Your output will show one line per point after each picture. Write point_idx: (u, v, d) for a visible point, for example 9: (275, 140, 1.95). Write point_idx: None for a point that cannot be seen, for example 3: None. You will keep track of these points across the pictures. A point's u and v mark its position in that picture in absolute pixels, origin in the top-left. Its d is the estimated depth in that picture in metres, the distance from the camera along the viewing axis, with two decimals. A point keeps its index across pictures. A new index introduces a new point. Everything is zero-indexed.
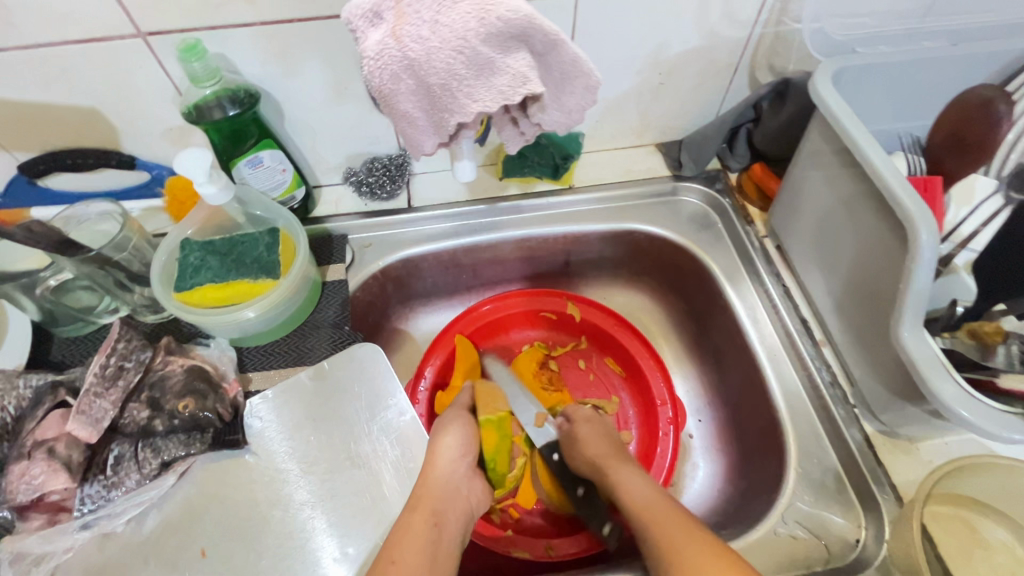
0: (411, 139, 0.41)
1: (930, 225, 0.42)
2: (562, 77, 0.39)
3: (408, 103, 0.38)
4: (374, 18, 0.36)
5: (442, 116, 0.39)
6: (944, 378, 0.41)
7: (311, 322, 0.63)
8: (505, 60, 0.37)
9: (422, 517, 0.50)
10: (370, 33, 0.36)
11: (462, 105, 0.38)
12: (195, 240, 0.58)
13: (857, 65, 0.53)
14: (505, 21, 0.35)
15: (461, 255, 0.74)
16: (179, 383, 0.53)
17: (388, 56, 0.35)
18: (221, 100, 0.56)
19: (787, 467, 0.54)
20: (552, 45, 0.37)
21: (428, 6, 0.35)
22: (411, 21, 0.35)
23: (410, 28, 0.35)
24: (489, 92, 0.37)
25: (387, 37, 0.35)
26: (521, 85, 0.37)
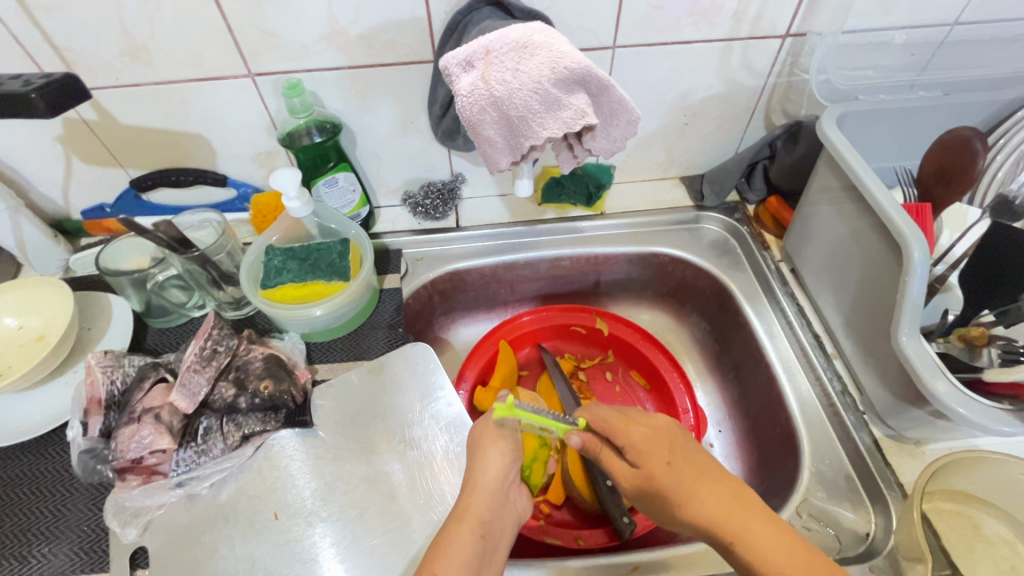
0: (489, 158, 0.50)
1: (921, 243, 0.48)
2: (610, 114, 0.48)
3: (490, 131, 0.48)
4: (466, 65, 0.45)
5: (517, 140, 0.48)
6: (938, 377, 0.47)
7: (370, 322, 0.71)
8: (568, 99, 0.45)
9: (469, 528, 0.45)
10: (462, 77, 0.45)
11: (534, 132, 0.47)
12: (278, 246, 0.67)
13: (858, 110, 0.61)
14: (571, 70, 0.43)
15: (501, 271, 0.81)
16: (260, 367, 0.61)
17: (478, 94, 0.45)
18: (310, 129, 0.66)
19: (802, 468, 0.59)
20: (604, 88, 0.46)
21: (510, 57, 0.44)
22: (497, 68, 0.44)
23: (497, 74, 0.44)
24: (556, 123, 0.46)
25: (478, 81, 0.44)
26: (580, 118, 0.46)
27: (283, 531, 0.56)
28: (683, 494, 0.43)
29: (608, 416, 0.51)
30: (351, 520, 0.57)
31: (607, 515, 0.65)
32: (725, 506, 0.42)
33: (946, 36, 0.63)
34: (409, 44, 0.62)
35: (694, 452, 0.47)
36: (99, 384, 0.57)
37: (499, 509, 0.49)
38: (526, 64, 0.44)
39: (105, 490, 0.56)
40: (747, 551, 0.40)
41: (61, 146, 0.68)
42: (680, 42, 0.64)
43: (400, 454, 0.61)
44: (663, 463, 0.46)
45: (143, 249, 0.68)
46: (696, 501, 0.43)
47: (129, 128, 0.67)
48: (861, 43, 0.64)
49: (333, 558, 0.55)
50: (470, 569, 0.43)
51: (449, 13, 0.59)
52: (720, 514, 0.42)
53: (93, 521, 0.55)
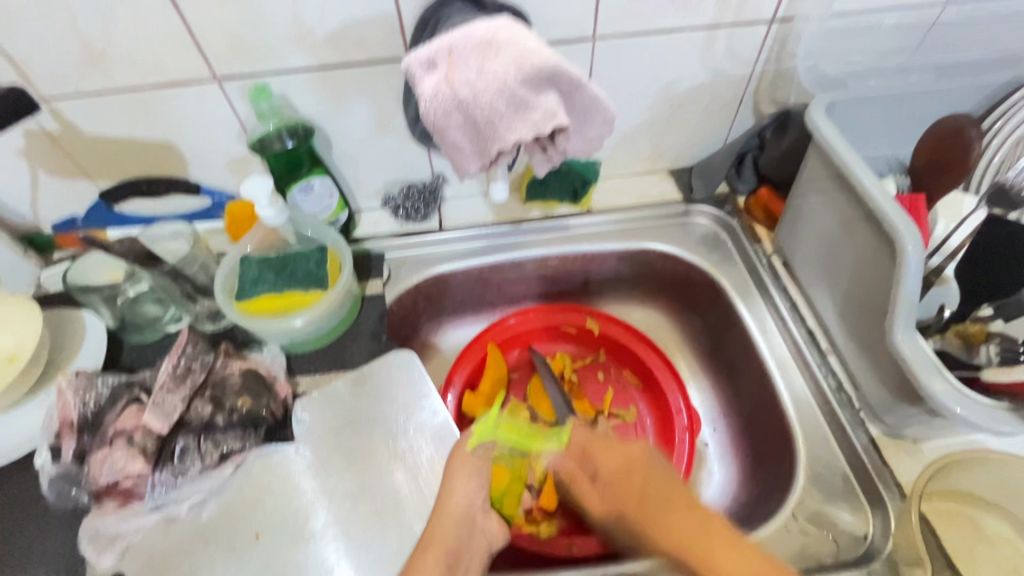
0: (457, 162, 0.46)
1: (915, 237, 0.46)
2: (584, 112, 0.45)
3: (457, 137, 0.45)
4: (430, 65, 0.43)
5: (485, 145, 0.45)
6: (934, 375, 0.46)
7: (353, 331, 0.69)
8: (537, 99, 0.43)
9: (435, 558, 0.46)
10: (426, 79, 0.43)
11: (502, 137, 0.44)
12: (253, 257, 0.65)
13: (847, 98, 0.58)
14: (538, 68, 0.42)
15: (488, 272, 0.80)
16: (238, 383, 0.59)
17: (443, 98, 0.42)
18: (283, 134, 0.64)
19: (797, 469, 0.58)
20: (576, 85, 0.44)
21: (475, 57, 0.42)
22: (462, 69, 0.42)
23: (461, 74, 0.42)
24: (525, 124, 0.43)
25: (443, 83, 0.42)
26: (552, 119, 0.43)
27: (265, 553, 0.54)
28: (658, 529, 0.45)
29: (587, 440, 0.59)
30: (334, 539, 0.55)
31: (599, 521, 0.64)
32: (691, 534, 0.43)
33: (938, 16, 0.61)
34: (380, 42, 0.59)
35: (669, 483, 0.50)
36: (70, 406, 0.55)
37: (468, 537, 0.50)
38: (487, 66, 0.42)
39: (80, 515, 0.55)
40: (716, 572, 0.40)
41: (25, 160, 0.66)
42: (662, 31, 0.61)
43: (384, 467, 0.60)
44: (624, 502, 0.52)
45: (114, 262, 0.64)
46: (659, 524, 0.46)
47: (95, 139, 0.65)
48: (851, 26, 0.61)
49: None
50: None
51: (420, 7, 0.57)
52: (690, 537, 0.43)
53: (69, 548, 0.54)
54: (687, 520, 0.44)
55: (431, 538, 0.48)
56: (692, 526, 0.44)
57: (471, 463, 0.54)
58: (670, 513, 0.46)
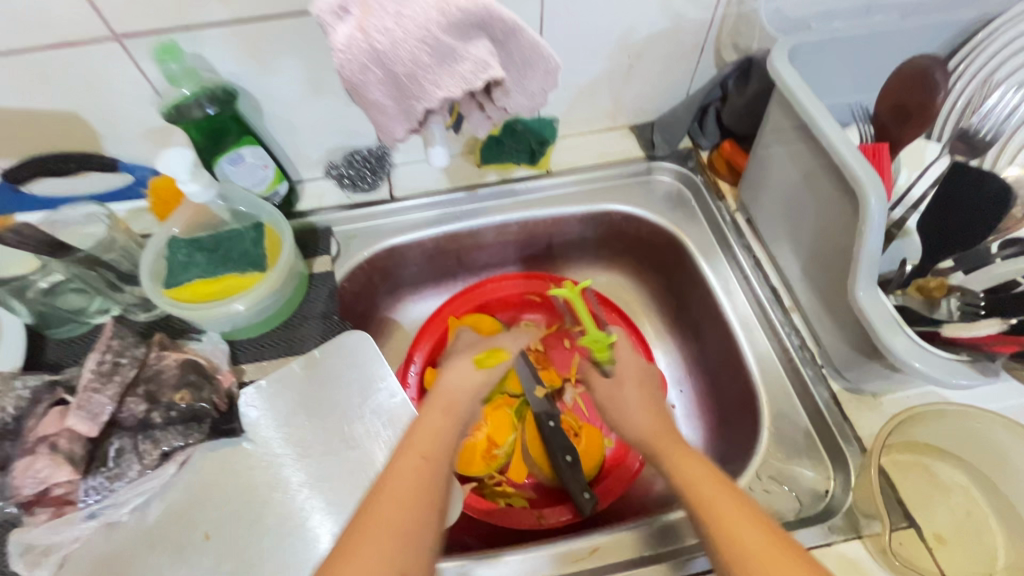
0: (384, 125, 0.42)
1: (877, 189, 0.44)
2: (523, 63, 0.41)
3: (378, 94, 0.40)
4: (342, 12, 0.38)
5: (409, 103, 0.40)
6: (897, 333, 0.45)
7: (300, 314, 0.65)
8: (466, 48, 0.39)
9: (413, 462, 0.43)
10: (338, 27, 0.38)
11: (428, 92, 0.39)
12: (181, 238, 0.59)
13: (813, 41, 0.55)
14: (465, 10, 0.37)
15: (445, 242, 0.76)
16: (174, 376, 0.55)
17: (357, 47, 0.37)
18: (201, 100, 0.57)
19: (761, 427, 0.58)
20: (511, 32, 0.40)
21: (391, 0, 0.37)
22: (377, 14, 0.37)
23: (375, 22, 0.37)
24: (453, 79, 0.39)
25: (355, 31, 0.37)
26: (483, 71, 0.39)
27: (217, 551, 0.51)
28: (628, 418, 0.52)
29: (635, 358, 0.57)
30: (292, 532, 0.53)
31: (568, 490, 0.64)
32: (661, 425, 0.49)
33: None
34: None
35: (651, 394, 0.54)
36: None
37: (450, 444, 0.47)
38: (403, 10, 0.37)
39: (10, 527, 0.51)
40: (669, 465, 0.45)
41: None
42: None
43: (342, 454, 0.57)
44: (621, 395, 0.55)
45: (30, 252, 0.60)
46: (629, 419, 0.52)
47: None
48: None
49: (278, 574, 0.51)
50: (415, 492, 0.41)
51: None
52: (649, 431, 0.49)
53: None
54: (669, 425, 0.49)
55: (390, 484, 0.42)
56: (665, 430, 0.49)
57: (453, 382, 0.53)
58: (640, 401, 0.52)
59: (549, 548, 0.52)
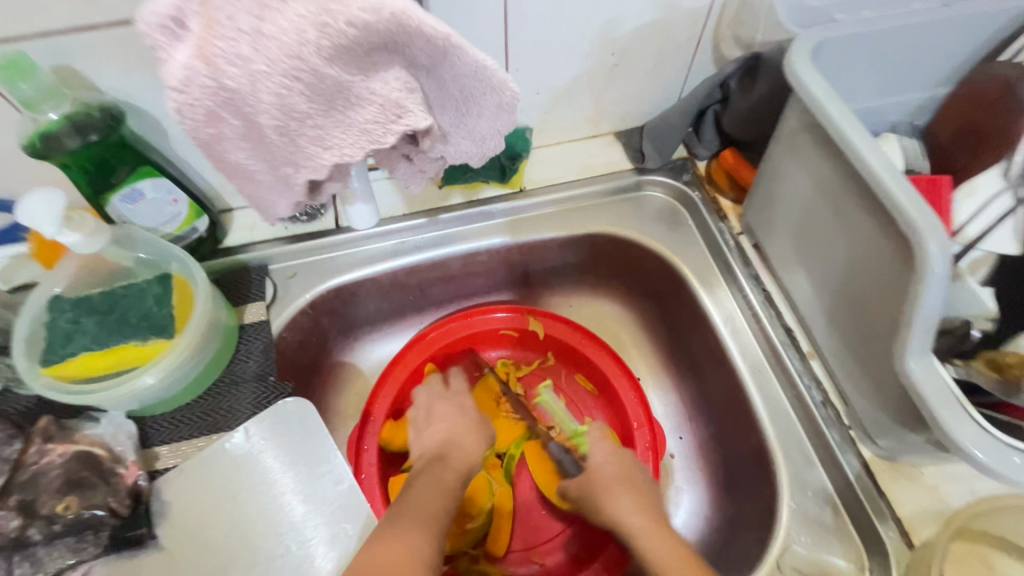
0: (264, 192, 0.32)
1: (937, 233, 0.35)
2: (463, 97, 0.31)
3: (239, 154, 0.30)
4: (177, 28, 0.26)
5: (286, 169, 0.31)
6: (957, 415, 0.35)
7: (230, 376, 0.54)
8: (371, 84, 0.28)
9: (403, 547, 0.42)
10: (174, 52, 0.26)
11: (312, 154, 0.30)
12: (66, 298, 0.48)
13: (839, 35, 0.44)
14: (360, 28, 0.26)
15: (404, 276, 0.65)
16: (57, 480, 0.44)
17: (199, 85, 0.26)
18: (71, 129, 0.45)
19: (779, 501, 0.49)
20: (441, 54, 0.28)
21: (246, 8, 0.25)
22: (223, 32, 0.25)
23: (222, 43, 0.25)
24: (348, 131, 0.30)
25: (193, 60, 0.26)
26: (394, 118, 0.30)
27: None
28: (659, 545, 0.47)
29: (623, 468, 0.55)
30: None
31: None
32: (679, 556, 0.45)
33: None
34: None
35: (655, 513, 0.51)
36: None
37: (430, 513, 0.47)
38: (266, 27, 0.25)
39: None
40: None
41: None
42: None
43: (276, 561, 0.47)
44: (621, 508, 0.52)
45: None
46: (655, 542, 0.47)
47: None
48: None
49: None
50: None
51: None
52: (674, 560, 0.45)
53: None
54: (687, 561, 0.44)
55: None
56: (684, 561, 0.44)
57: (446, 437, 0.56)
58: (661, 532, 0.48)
59: None
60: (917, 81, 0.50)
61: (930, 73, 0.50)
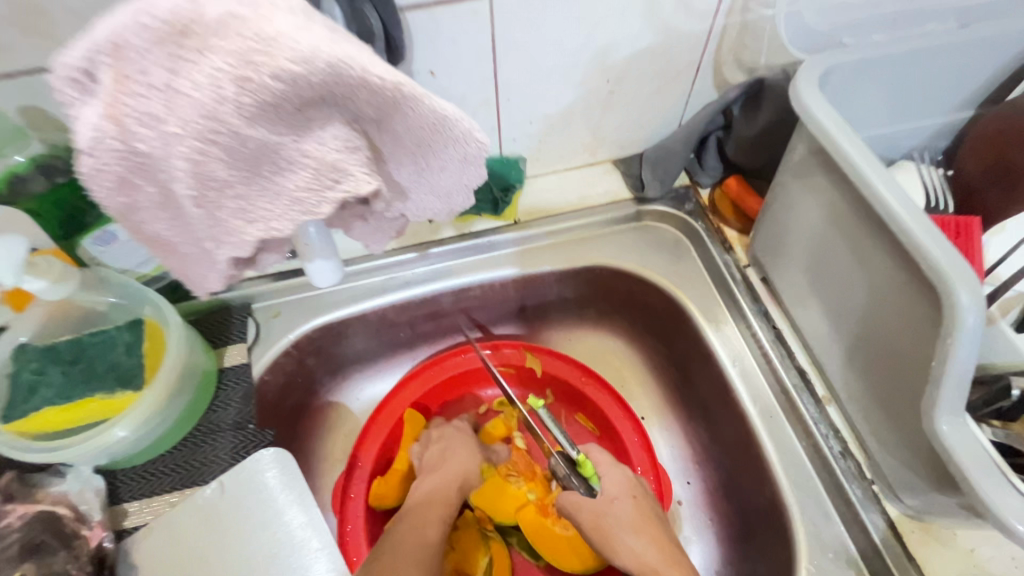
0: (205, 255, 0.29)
1: (969, 280, 0.31)
2: (419, 148, 0.28)
3: (159, 226, 0.28)
4: (88, 81, 0.23)
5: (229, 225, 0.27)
6: (1000, 485, 0.31)
7: (206, 425, 0.51)
8: (311, 136, 0.26)
9: None
10: (83, 109, 0.23)
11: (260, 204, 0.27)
12: (31, 347, 0.45)
13: (849, 61, 0.41)
14: (296, 83, 0.24)
15: (395, 313, 0.62)
16: (14, 544, 0.41)
17: (109, 148, 0.23)
18: (40, 167, 0.43)
19: (796, 563, 0.45)
20: (391, 107, 0.26)
21: (158, 63, 0.23)
22: (136, 87, 0.23)
23: (134, 101, 0.23)
24: (276, 197, 0.27)
25: (102, 119, 0.23)
26: (339, 178, 0.28)
27: None
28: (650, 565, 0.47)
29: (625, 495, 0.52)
30: None
31: None
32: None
33: None
34: None
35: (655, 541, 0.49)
36: None
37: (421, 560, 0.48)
38: (179, 82, 0.23)
39: None
40: None
41: None
42: None
43: None
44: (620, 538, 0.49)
45: None
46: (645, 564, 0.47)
47: None
48: None
49: None
50: None
51: None
52: None
53: None
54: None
55: None
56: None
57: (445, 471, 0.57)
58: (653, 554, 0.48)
59: None
60: (933, 108, 0.47)
61: (946, 100, 0.47)
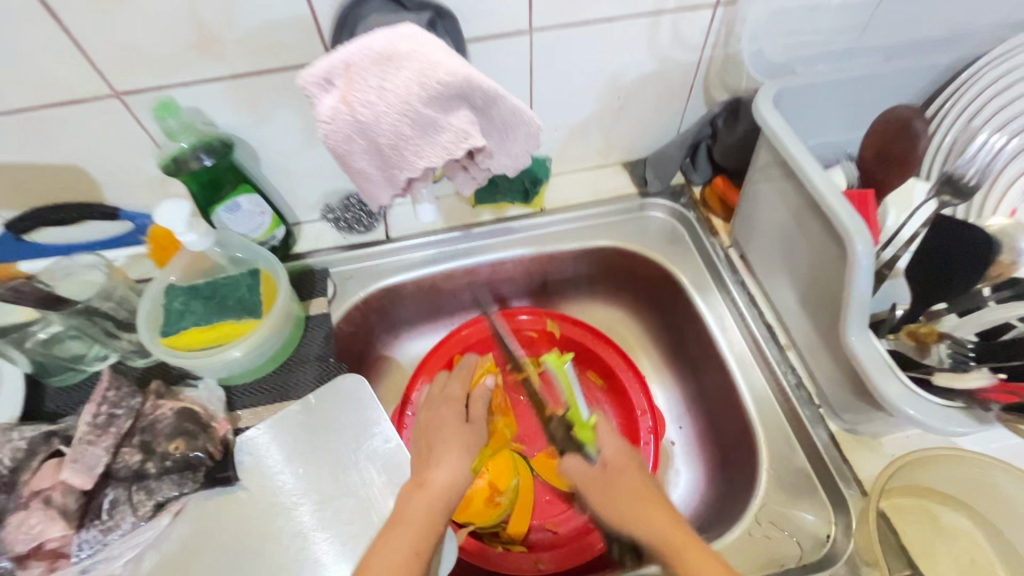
0: (369, 193, 0.43)
1: (863, 234, 0.45)
2: (503, 128, 0.41)
3: (365, 162, 0.41)
4: (326, 84, 0.38)
5: (394, 172, 0.41)
6: (889, 377, 0.44)
7: (297, 356, 0.65)
8: (447, 119, 0.39)
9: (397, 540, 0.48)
10: (324, 99, 0.38)
11: (411, 162, 0.40)
12: (179, 285, 0.60)
13: (797, 84, 0.56)
14: (444, 85, 0.37)
15: (441, 280, 0.76)
16: (169, 426, 0.55)
17: (341, 120, 0.37)
18: (198, 152, 0.58)
19: (760, 469, 0.57)
20: (492, 100, 0.39)
21: (373, 73, 0.37)
22: (359, 87, 0.37)
23: (359, 95, 0.37)
24: (435, 149, 0.40)
25: (339, 105, 0.37)
26: (464, 141, 0.39)
27: None
28: (642, 514, 0.50)
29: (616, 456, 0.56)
30: None
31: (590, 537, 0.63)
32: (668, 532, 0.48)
33: None
34: (297, 46, 0.54)
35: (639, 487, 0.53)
36: None
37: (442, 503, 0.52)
38: (387, 83, 0.37)
39: None
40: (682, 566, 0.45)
41: None
42: (602, 20, 0.58)
43: (340, 501, 0.57)
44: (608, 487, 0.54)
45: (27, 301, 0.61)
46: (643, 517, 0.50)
47: None
48: (797, 8, 0.58)
49: None
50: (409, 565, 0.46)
51: (336, 6, 0.52)
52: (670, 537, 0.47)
53: None
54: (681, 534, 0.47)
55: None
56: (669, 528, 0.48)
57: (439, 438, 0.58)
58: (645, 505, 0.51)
59: None
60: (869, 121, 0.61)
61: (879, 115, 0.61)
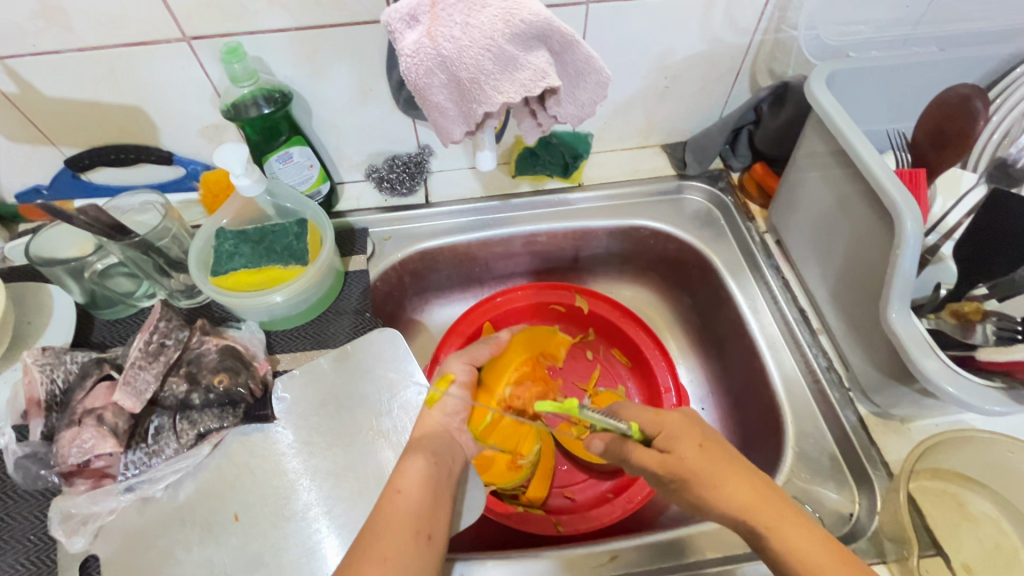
0: (442, 128, 0.46)
1: (914, 213, 0.45)
2: (576, 74, 0.45)
3: (439, 97, 0.45)
4: (410, 20, 0.42)
5: (470, 107, 0.45)
6: (928, 354, 0.45)
7: (335, 308, 0.67)
8: (527, 57, 0.42)
9: (413, 473, 0.50)
10: (407, 34, 0.42)
11: (489, 96, 0.43)
12: (229, 229, 0.62)
13: (848, 69, 0.57)
14: (527, 23, 0.41)
15: (475, 248, 0.77)
16: (213, 360, 0.57)
17: (424, 53, 0.41)
18: (257, 99, 0.60)
19: (785, 447, 0.58)
20: (569, 45, 0.43)
21: (459, 10, 0.40)
22: (444, 23, 0.41)
23: (443, 30, 0.41)
24: (513, 85, 0.43)
25: (423, 38, 0.41)
26: (542, 79, 0.42)
27: (244, 533, 0.53)
28: (715, 488, 0.40)
29: (675, 425, 0.45)
30: (317, 518, 0.54)
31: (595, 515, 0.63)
32: (756, 503, 0.39)
33: None
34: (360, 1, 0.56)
35: (726, 461, 0.42)
36: (37, 383, 0.54)
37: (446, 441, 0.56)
38: (475, 19, 0.41)
39: (50, 495, 0.53)
40: (780, 541, 0.38)
41: None
42: None
43: (372, 445, 0.59)
44: (692, 460, 0.42)
45: (84, 235, 0.63)
46: (725, 494, 0.40)
47: (56, 102, 0.60)
48: None
49: (313, 553, 0.52)
50: (428, 484, 0.49)
51: None
52: (756, 511, 0.39)
53: (39, 529, 0.52)
54: (765, 500, 0.40)
55: (382, 525, 0.44)
56: (746, 490, 0.40)
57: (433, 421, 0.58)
58: (724, 474, 0.41)
59: (558, 553, 0.53)
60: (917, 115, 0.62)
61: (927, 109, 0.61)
